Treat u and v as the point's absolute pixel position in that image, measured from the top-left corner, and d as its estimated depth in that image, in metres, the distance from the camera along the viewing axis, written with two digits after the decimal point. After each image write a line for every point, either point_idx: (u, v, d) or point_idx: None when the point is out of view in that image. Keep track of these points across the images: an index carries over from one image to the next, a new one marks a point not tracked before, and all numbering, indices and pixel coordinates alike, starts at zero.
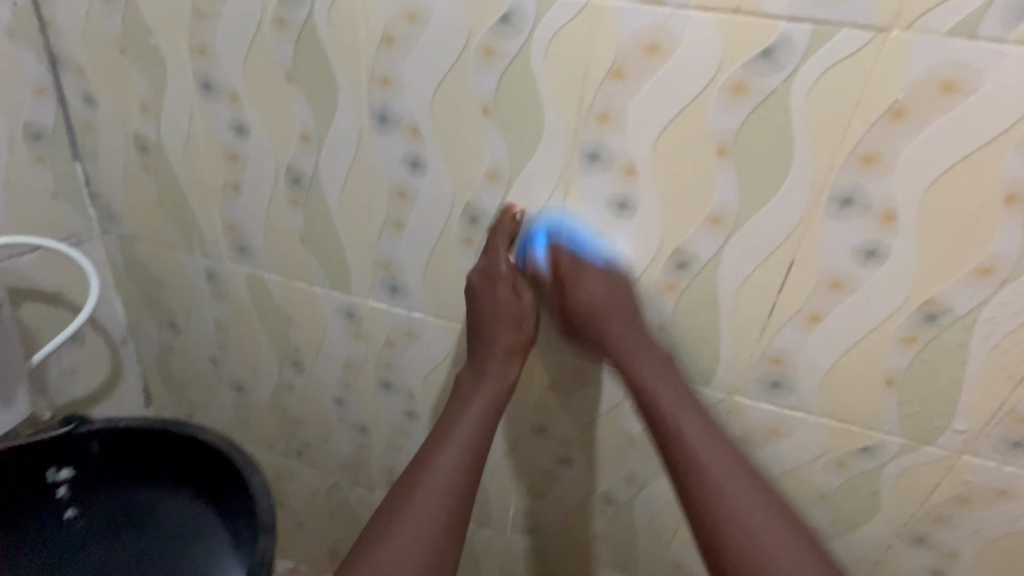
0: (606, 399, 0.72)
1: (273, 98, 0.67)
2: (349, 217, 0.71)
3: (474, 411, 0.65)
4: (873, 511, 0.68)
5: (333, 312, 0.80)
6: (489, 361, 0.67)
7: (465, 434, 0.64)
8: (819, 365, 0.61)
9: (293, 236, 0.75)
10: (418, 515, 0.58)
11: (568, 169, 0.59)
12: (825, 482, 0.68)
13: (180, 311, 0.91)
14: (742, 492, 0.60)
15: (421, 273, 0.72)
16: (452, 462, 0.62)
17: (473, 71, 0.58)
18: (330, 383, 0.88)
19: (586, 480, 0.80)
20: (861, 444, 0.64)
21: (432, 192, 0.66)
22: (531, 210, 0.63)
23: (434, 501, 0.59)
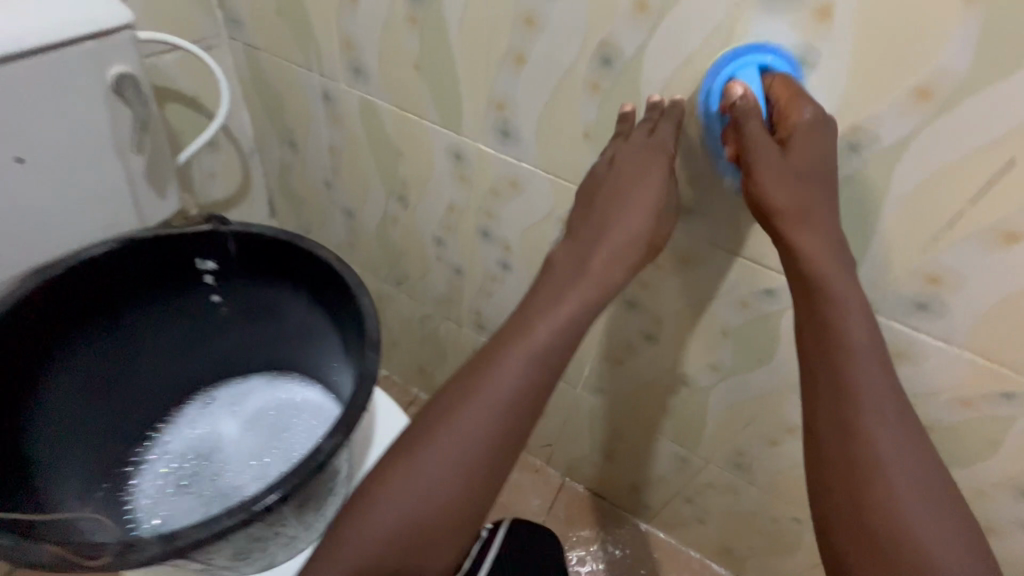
0: (710, 285, 0.68)
1: None
2: (468, 44, 0.64)
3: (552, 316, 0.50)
4: (983, 455, 0.62)
5: (442, 152, 0.78)
6: (593, 253, 0.54)
7: (542, 340, 0.49)
8: (989, 293, 0.51)
9: (407, 62, 0.71)
10: (469, 418, 0.47)
11: (740, 4, 0.47)
12: (940, 417, 0.62)
13: (299, 130, 0.93)
14: (913, 466, 0.42)
15: (537, 119, 0.65)
16: (518, 374, 0.48)
17: None
18: (432, 222, 0.90)
19: (667, 358, 0.80)
20: (1004, 388, 0.56)
21: (563, 23, 0.56)
22: (678, 57, 0.53)
23: (495, 403, 0.47)
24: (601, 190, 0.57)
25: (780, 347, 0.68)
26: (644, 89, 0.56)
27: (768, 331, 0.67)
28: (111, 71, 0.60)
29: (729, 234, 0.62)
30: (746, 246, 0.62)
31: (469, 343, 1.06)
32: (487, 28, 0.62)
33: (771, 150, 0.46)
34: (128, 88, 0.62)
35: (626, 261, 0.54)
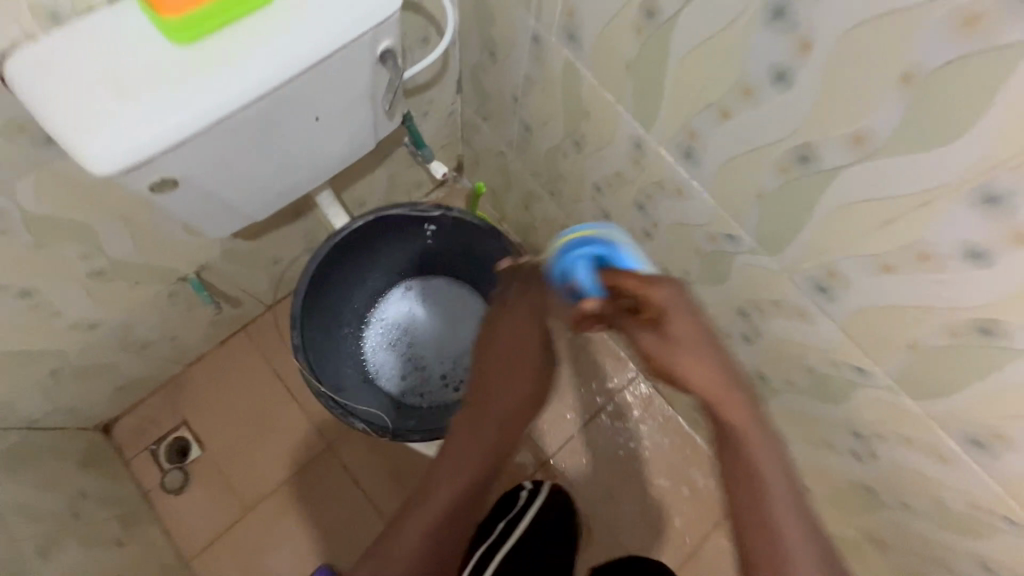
0: (813, 339, 0.78)
1: None
2: (681, 77, 0.67)
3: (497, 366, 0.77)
4: (970, 532, 0.78)
5: (625, 135, 0.84)
6: (498, 335, 0.74)
7: (513, 399, 0.73)
8: None
9: (620, 59, 0.74)
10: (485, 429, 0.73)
11: (945, 191, 0.49)
12: (948, 499, 0.76)
13: (502, 48, 0.99)
14: (812, 564, 0.56)
15: (720, 162, 0.70)
16: (518, 400, 0.73)
17: (924, 33, 0.43)
18: (597, 174, 1.00)
19: (754, 356, 0.95)
20: (1011, 513, 0.69)
21: (778, 114, 0.58)
22: (867, 195, 0.56)
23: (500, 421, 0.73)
24: (490, 353, 0.74)
25: (849, 399, 0.81)
26: (825, 197, 0.60)
27: (845, 387, 0.80)
28: (381, 48, 0.71)
29: (847, 322, 0.70)
30: (856, 335, 0.70)
31: None
32: (706, 77, 0.63)
33: (647, 335, 0.58)
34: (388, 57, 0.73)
35: (530, 380, 0.74)
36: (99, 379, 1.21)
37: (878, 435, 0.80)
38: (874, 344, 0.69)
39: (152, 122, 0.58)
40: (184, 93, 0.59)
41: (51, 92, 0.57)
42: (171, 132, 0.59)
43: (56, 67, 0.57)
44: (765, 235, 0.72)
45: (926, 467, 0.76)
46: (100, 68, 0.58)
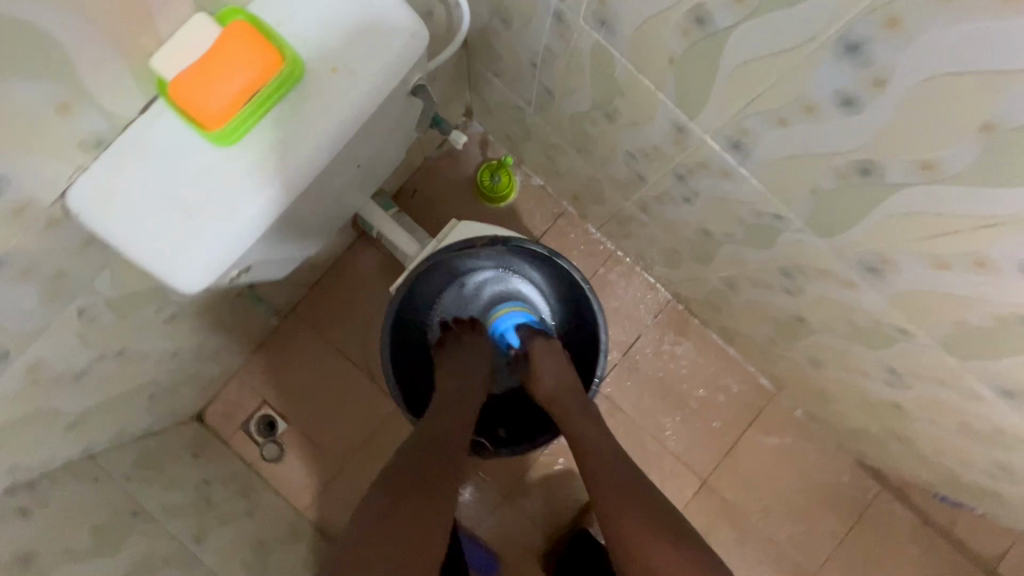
0: (857, 302, 0.83)
1: None
2: (735, 82, 0.63)
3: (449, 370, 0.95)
4: (989, 444, 0.90)
5: (665, 118, 0.81)
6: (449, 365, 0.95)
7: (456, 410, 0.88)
8: None
9: (662, 54, 0.69)
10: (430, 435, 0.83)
11: (1015, 220, 0.51)
12: (976, 423, 0.87)
13: (518, 17, 0.90)
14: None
15: (772, 158, 0.69)
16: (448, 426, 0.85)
17: (1012, 92, 0.42)
18: (631, 143, 0.97)
19: (794, 304, 1.01)
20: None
21: (840, 130, 0.57)
22: (931, 209, 0.57)
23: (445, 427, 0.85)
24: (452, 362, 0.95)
25: (886, 348, 0.88)
26: (884, 204, 0.61)
27: (884, 339, 0.86)
28: (415, 81, 0.71)
29: (895, 295, 0.74)
30: (902, 306, 0.75)
31: (631, 210, 1.25)
32: (762, 86, 0.60)
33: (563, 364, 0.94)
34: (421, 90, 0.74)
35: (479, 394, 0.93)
36: (186, 387, 1.33)
37: (914, 374, 0.88)
38: (919, 314, 0.74)
39: (229, 237, 0.60)
40: (254, 201, 0.59)
41: (125, 226, 0.58)
42: (250, 240, 0.61)
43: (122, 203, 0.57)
44: (815, 221, 0.74)
45: (956, 399, 0.86)
46: (158, 193, 0.58)
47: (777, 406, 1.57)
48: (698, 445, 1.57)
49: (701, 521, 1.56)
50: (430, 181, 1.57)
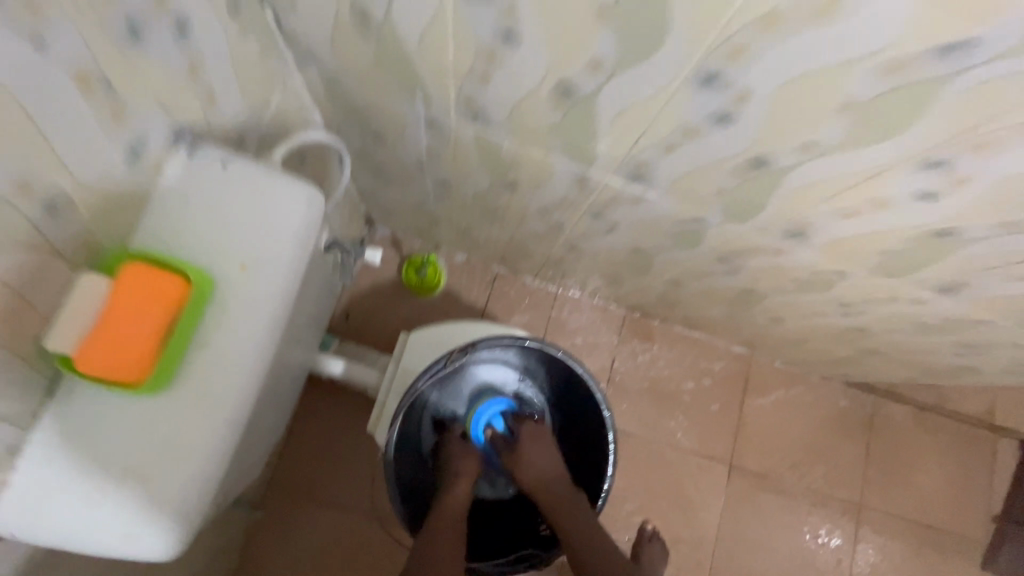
0: (792, 262, 0.89)
1: (572, 22, 0.53)
2: (618, 129, 0.67)
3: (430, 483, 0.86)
4: (948, 333, 0.98)
5: (563, 173, 0.85)
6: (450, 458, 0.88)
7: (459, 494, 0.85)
8: (997, 291, 0.76)
9: (542, 124, 0.73)
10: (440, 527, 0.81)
11: (895, 165, 0.57)
12: (931, 320, 0.95)
13: (390, 132, 0.92)
14: None
15: (674, 177, 0.74)
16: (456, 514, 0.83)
17: (858, 77, 0.48)
18: (539, 200, 1.00)
19: (741, 280, 1.06)
20: (980, 318, 0.87)
21: (723, 139, 0.62)
22: (823, 176, 0.63)
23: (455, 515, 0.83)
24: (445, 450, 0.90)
25: (833, 288, 0.95)
26: (782, 183, 0.67)
27: (828, 282, 0.93)
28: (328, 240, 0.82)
29: (821, 247, 0.80)
30: (831, 253, 0.81)
31: (560, 253, 1.28)
32: (643, 124, 0.65)
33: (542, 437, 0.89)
34: (336, 246, 0.85)
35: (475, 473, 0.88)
36: None
37: (865, 301, 0.96)
38: (848, 256, 0.80)
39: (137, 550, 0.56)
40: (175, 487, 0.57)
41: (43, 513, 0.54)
42: (211, 499, 0.60)
43: (56, 504, 0.54)
44: (730, 212, 0.79)
45: (906, 308, 0.93)
46: (81, 469, 0.55)
47: (759, 366, 1.63)
48: (710, 434, 1.58)
49: (746, 502, 1.55)
50: (358, 299, 1.52)
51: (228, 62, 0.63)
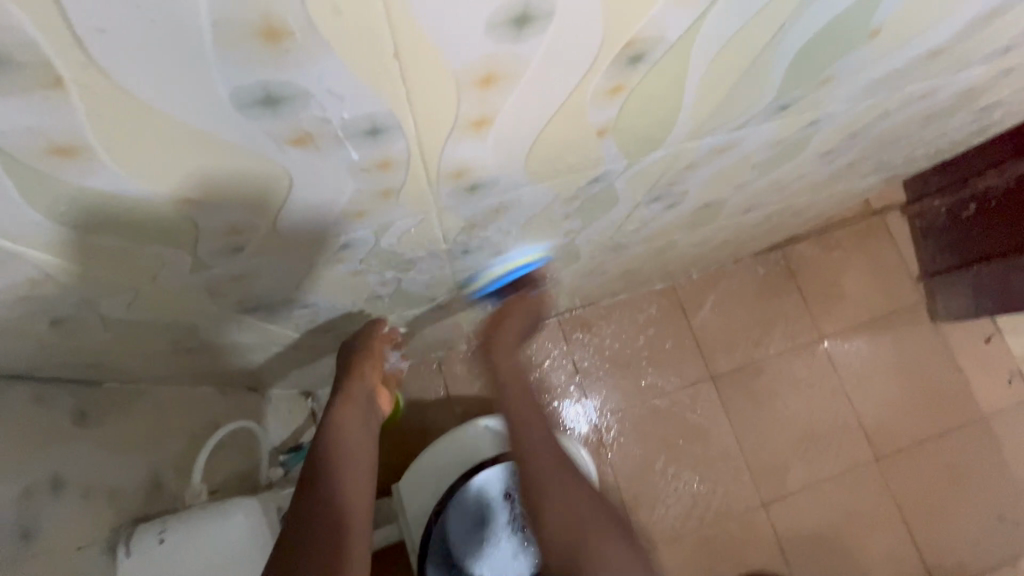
0: (633, 250, 1.02)
1: (341, 282, 0.62)
2: (436, 284, 0.78)
3: (358, 418, 0.74)
4: (777, 214, 1.14)
5: (423, 310, 0.94)
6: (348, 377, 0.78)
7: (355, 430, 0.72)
8: (778, 196, 0.92)
9: (378, 309, 0.82)
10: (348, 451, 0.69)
11: (635, 207, 0.69)
12: (760, 217, 1.10)
13: (271, 364, 1.00)
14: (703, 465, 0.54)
15: (502, 274, 0.86)
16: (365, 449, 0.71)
17: (557, 209, 0.60)
18: (423, 323, 1.09)
19: (613, 270, 1.19)
20: (785, 204, 1.03)
21: (510, 254, 0.73)
22: (597, 229, 0.75)
23: (363, 444, 0.71)
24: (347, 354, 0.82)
25: (677, 243, 1.09)
26: (575, 242, 0.79)
27: (670, 243, 1.07)
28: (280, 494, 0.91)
29: (642, 241, 0.94)
30: (652, 238, 0.95)
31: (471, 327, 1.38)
32: (449, 277, 0.75)
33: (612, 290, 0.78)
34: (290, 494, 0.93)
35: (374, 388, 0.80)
36: None
37: (706, 235, 1.11)
38: (664, 234, 0.94)
39: None
40: None
41: None
42: None
43: None
44: (561, 262, 0.91)
45: (735, 224, 1.09)
46: None
47: (683, 286, 1.80)
48: (680, 364, 1.75)
49: (739, 396, 1.75)
50: None
51: (109, 455, 0.69)
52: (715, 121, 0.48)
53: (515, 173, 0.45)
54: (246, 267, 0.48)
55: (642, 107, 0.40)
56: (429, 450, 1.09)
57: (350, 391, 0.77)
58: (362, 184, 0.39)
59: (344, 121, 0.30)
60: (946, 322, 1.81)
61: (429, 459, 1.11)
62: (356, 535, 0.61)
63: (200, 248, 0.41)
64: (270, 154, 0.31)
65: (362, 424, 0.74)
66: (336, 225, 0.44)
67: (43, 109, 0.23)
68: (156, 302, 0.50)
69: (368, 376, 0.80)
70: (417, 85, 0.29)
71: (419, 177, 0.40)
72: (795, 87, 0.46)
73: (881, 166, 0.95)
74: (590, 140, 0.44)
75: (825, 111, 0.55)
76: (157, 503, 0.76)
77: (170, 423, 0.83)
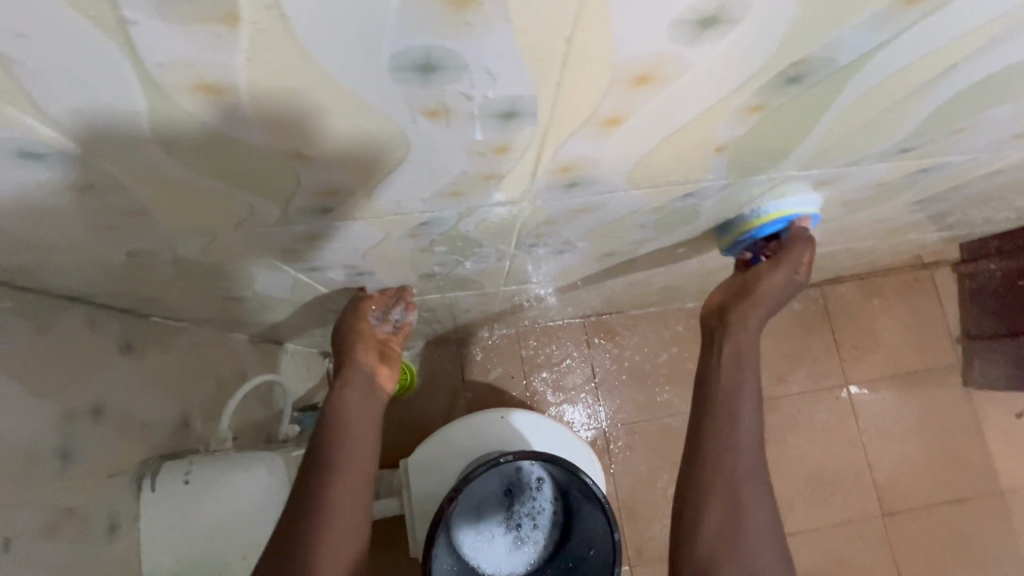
0: (687, 269, 1.00)
1: (403, 256, 0.61)
2: (489, 271, 0.76)
3: (358, 401, 0.63)
4: (834, 254, 1.11)
5: (464, 294, 0.93)
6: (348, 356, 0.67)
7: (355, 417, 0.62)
8: (847, 237, 0.88)
9: (425, 288, 0.81)
10: (346, 449, 0.59)
11: (709, 226, 0.67)
12: (818, 256, 1.07)
13: (304, 323, 0.99)
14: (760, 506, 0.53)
15: (553, 271, 0.84)
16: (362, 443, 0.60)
17: (637, 217, 0.58)
18: (458, 306, 1.08)
19: (655, 284, 1.17)
20: (849, 246, 1.00)
21: (571, 253, 0.72)
22: (663, 242, 0.73)
23: (361, 436, 0.60)
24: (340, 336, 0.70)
25: (728, 267, 1.06)
26: (636, 251, 0.77)
27: (722, 267, 1.04)
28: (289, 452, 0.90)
29: (697, 261, 0.92)
30: (708, 259, 0.93)
31: (500, 316, 1.37)
32: (504, 266, 0.73)
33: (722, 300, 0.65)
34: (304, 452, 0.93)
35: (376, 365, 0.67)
36: None
37: None
38: (722, 257, 0.91)
39: None
40: None
41: None
42: None
43: None
44: (613, 268, 0.89)
45: (791, 258, 1.06)
46: None
47: None
48: None
49: None
50: None
51: (146, 387, 0.69)
52: (833, 154, 0.45)
53: (619, 176, 0.43)
54: (323, 228, 0.47)
55: (772, 129, 0.38)
56: (443, 432, 1.09)
57: (345, 377, 0.65)
58: (472, 165, 0.37)
59: (484, 100, 0.28)
60: (978, 389, 1.75)
61: (443, 442, 1.10)
62: (341, 544, 0.54)
63: (290, 204, 0.40)
64: (398, 121, 0.30)
65: (363, 408, 0.63)
66: (428, 201, 0.43)
67: (205, 43, 0.22)
68: (225, 248, 0.49)
69: (362, 356, 0.67)
70: (571, 76, 0.27)
71: (529, 166, 0.39)
72: (927, 132, 0.43)
73: (959, 222, 0.91)
74: (705, 154, 0.41)
75: (943, 160, 0.52)
76: (181, 443, 0.76)
77: (203, 365, 0.83)
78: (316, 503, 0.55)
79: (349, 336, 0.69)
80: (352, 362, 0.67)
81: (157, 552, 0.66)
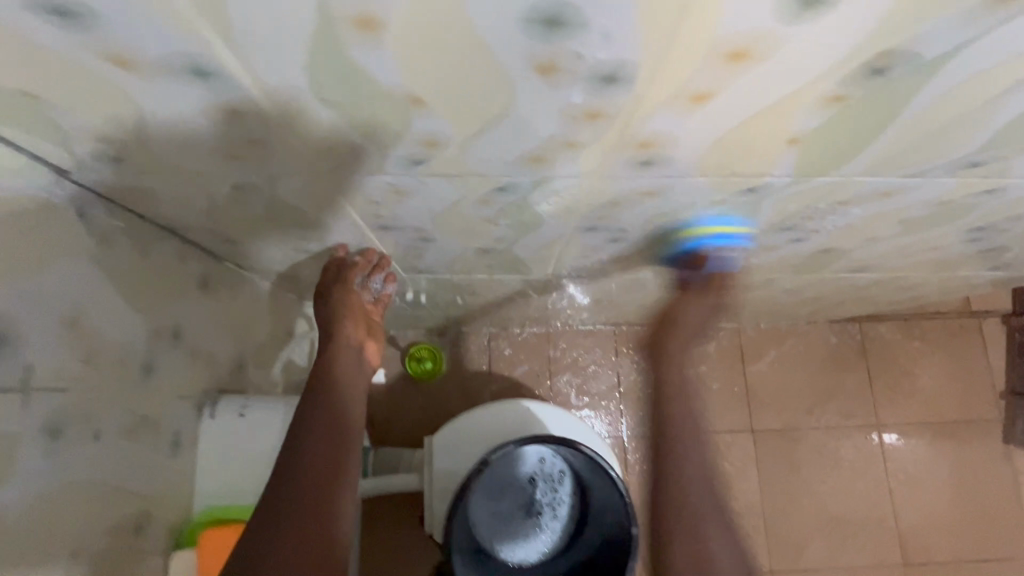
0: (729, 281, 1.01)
1: (468, 226, 0.65)
2: (541, 255, 0.80)
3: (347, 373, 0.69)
4: (879, 284, 1.11)
5: (510, 279, 0.96)
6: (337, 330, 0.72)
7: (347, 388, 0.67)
8: (896, 263, 0.89)
9: (477, 266, 0.85)
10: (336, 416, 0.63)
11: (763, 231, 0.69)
12: (863, 283, 1.07)
13: None
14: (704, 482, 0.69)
15: (600, 263, 0.87)
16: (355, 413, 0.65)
17: (696, 210, 0.60)
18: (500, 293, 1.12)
19: (694, 295, 1.18)
20: (896, 275, 1.00)
21: (624, 243, 0.74)
22: (713, 244, 0.75)
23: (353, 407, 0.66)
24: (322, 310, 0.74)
25: (770, 285, 1.07)
26: (685, 251, 0.79)
27: (764, 283, 1.05)
28: None
29: (741, 272, 0.93)
30: (753, 272, 0.94)
31: (535, 312, 1.40)
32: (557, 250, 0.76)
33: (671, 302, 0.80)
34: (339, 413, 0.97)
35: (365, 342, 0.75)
36: None
37: (800, 286, 1.08)
38: (767, 271, 0.93)
39: None
40: None
41: None
42: None
43: None
44: (658, 269, 0.91)
45: (834, 283, 1.06)
46: None
47: (749, 333, 1.75)
48: (723, 408, 1.71)
49: (775, 457, 1.69)
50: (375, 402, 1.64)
51: (215, 325, 0.75)
52: (900, 160, 0.47)
53: (692, 158, 0.46)
54: (408, 184, 0.51)
55: (847, 125, 0.41)
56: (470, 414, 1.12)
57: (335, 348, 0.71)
58: (562, 130, 0.41)
59: (594, 61, 0.32)
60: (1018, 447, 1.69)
61: (469, 423, 1.13)
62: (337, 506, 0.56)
63: (391, 152, 0.44)
64: (514, 75, 0.33)
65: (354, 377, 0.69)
66: (511, 165, 0.47)
67: None
68: (317, 193, 0.54)
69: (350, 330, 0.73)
70: (675, 44, 0.31)
71: (612, 137, 0.42)
72: (997, 147, 0.45)
73: (1014, 262, 0.91)
74: (778, 145, 0.44)
75: (1010, 181, 0.53)
76: (236, 383, 0.81)
77: (262, 316, 0.89)
78: (306, 492, 0.55)
79: (335, 306, 0.73)
80: (339, 334, 0.72)
81: (209, 477, 0.71)
